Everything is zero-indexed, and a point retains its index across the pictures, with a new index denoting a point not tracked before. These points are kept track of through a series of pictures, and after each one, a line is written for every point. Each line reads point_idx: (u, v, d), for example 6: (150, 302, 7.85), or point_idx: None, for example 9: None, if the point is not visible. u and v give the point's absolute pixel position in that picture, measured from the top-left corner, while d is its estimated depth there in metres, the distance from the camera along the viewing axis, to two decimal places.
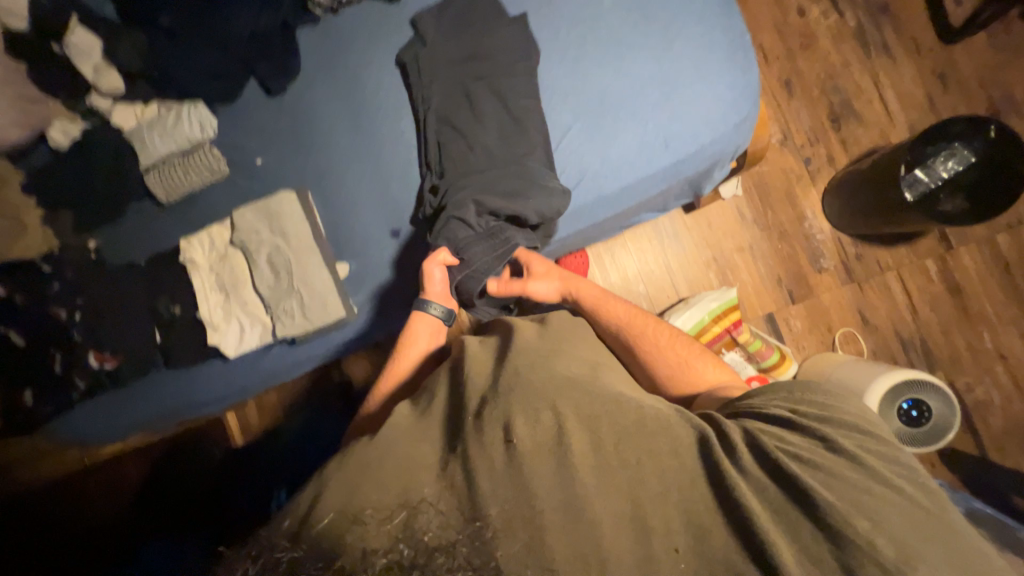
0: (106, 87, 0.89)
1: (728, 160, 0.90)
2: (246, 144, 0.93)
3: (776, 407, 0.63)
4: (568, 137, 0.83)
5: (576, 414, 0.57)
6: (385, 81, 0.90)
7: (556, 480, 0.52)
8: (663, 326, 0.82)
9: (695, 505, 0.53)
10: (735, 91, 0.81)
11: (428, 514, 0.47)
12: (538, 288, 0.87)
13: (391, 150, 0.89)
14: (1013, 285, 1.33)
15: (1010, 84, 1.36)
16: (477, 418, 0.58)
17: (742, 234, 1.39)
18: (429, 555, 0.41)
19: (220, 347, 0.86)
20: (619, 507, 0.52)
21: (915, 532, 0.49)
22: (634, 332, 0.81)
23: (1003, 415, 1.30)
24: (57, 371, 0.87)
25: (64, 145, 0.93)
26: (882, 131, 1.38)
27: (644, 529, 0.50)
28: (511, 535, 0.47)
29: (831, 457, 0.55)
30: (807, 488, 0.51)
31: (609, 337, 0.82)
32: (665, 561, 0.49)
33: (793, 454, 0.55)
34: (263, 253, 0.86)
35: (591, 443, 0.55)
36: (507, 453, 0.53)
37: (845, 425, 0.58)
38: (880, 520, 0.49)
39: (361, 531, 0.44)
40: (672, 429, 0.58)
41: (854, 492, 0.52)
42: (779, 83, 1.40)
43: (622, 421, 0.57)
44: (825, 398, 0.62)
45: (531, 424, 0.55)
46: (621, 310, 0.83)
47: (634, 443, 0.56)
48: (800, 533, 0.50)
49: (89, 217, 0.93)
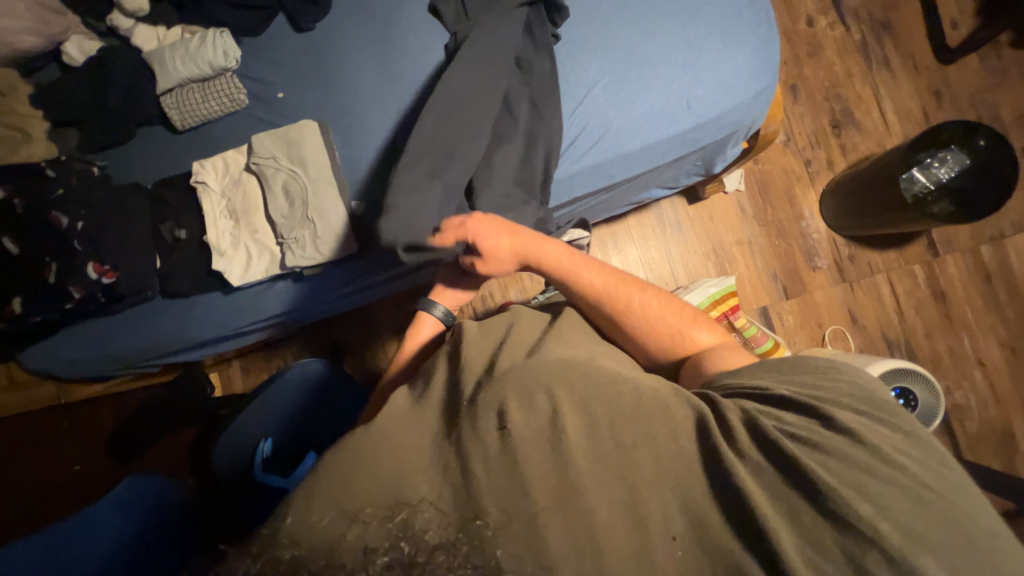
0: (130, 6, 0.90)
1: (742, 136, 0.95)
2: (268, 78, 0.93)
3: (779, 388, 0.57)
4: (594, 92, 0.88)
5: (570, 393, 0.51)
6: (417, 28, 0.92)
7: (549, 467, 0.47)
8: (649, 291, 0.76)
9: (691, 489, 0.48)
10: (756, 61, 0.88)
11: (428, 512, 0.43)
12: (497, 244, 0.76)
13: (417, 91, 0.90)
14: (993, 295, 1.40)
15: (997, 107, 1.45)
16: (471, 404, 0.52)
17: (742, 228, 1.42)
18: (431, 552, 0.38)
19: (225, 273, 0.86)
20: (615, 492, 0.47)
21: (916, 512, 0.46)
22: (614, 302, 0.74)
23: (979, 418, 1.35)
24: (50, 279, 0.81)
25: (78, 61, 0.91)
26: (878, 140, 1.44)
27: (637, 515, 0.46)
28: (509, 531, 0.43)
29: (833, 435, 0.51)
30: (810, 471, 0.47)
31: (586, 307, 0.76)
32: (660, 550, 0.45)
33: (792, 433, 0.51)
34: (279, 180, 0.87)
35: (586, 427, 0.50)
36: (501, 442, 0.47)
37: (842, 405, 0.54)
38: (884, 505, 0.46)
39: (362, 529, 0.41)
40: (667, 409, 0.52)
41: (854, 473, 0.48)
42: (785, 87, 1.46)
43: (616, 402, 0.52)
44: (826, 378, 0.58)
45: (527, 408, 0.50)
46: (596, 280, 0.75)
47: (630, 426, 0.50)
48: (800, 516, 0.46)
49: (96, 137, 0.91)
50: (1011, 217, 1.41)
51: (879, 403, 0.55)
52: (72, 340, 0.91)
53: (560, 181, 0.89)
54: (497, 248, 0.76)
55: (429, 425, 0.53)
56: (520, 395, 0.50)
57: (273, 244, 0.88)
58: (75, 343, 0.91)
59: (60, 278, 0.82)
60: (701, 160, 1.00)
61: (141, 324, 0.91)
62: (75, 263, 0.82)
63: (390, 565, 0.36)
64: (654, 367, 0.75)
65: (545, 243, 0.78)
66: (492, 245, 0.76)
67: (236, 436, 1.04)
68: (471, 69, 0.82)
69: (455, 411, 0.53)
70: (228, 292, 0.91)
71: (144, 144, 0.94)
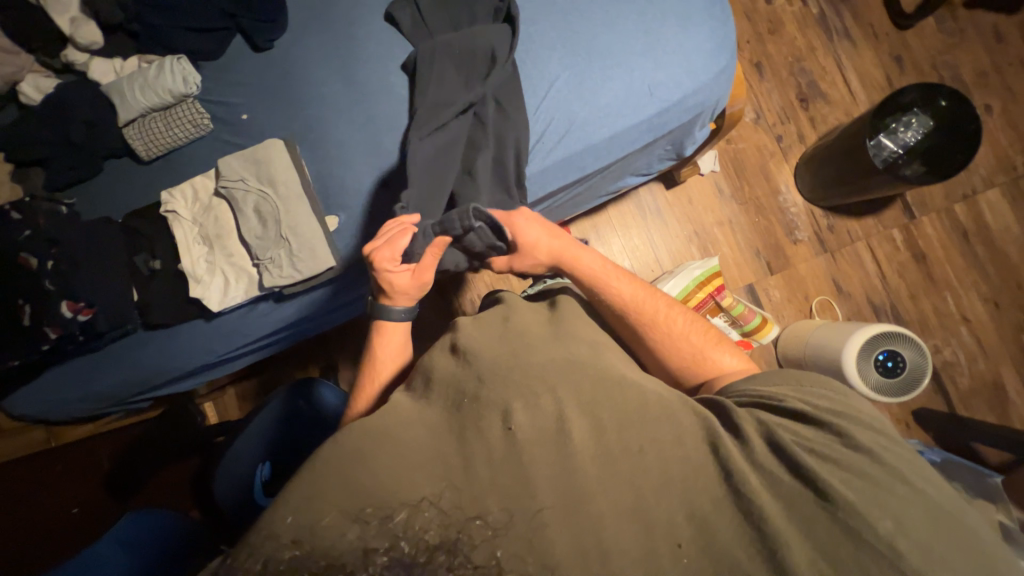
0: (83, 39, 0.90)
1: (709, 117, 0.96)
2: (231, 99, 0.93)
3: (791, 399, 0.53)
4: (558, 85, 0.88)
5: (575, 397, 0.49)
6: (376, 36, 0.92)
7: (556, 468, 0.44)
8: (678, 310, 0.73)
9: (699, 497, 0.43)
10: (714, 41, 0.89)
11: (427, 514, 0.41)
12: (533, 238, 0.77)
13: (382, 101, 0.91)
14: (972, 252, 1.42)
15: (958, 66, 1.47)
16: (474, 402, 0.50)
17: (720, 209, 1.43)
18: (431, 552, 0.38)
19: (203, 300, 0.86)
20: (621, 496, 0.43)
21: (937, 533, 0.40)
22: (641, 314, 0.71)
23: (969, 374, 1.37)
24: (25, 322, 0.81)
25: (36, 100, 0.91)
26: (846, 109, 1.46)
27: (647, 521, 0.42)
28: (512, 533, 0.41)
29: (850, 453, 0.46)
30: (822, 482, 0.42)
31: (607, 313, 0.73)
32: (665, 554, 0.41)
33: (809, 447, 0.46)
34: (249, 202, 0.87)
35: (592, 430, 0.47)
36: (507, 442, 0.45)
37: (860, 423, 0.49)
38: (904, 521, 0.40)
39: (361, 530, 0.40)
40: (671, 414, 0.49)
41: (875, 489, 0.42)
42: (751, 65, 1.47)
43: (625, 407, 0.49)
44: (840, 394, 0.53)
45: (532, 408, 0.48)
46: (626, 291, 0.73)
47: (635, 431, 0.47)
48: (811, 527, 0.41)
49: (60, 174, 0.90)
50: (981, 174, 1.44)
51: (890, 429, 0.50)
52: (53, 381, 0.90)
53: (535, 176, 0.89)
54: (530, 241, 0.77)
55: (429, 422, 0.51)
56: (526, 396, 0.49)
57: (250, 266, 0.88)
58: (62, 381, 0.90)
59: (35, 320, 0.81)
60: (671, 144, 1.01)
61: (128, 356, 0.90)
62: (49, 302, 0.81)
63: (390, 566, 0.36)
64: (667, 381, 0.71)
65: (584, 248, 0.77)
66: (527, 237, 0.77)
67: (227, 474, 0.97)
68: (433, 81, 0.85)
69: (457, 410, 0.51)
70: (210, 320, 0.90)
71: (110, 178, 0.93)
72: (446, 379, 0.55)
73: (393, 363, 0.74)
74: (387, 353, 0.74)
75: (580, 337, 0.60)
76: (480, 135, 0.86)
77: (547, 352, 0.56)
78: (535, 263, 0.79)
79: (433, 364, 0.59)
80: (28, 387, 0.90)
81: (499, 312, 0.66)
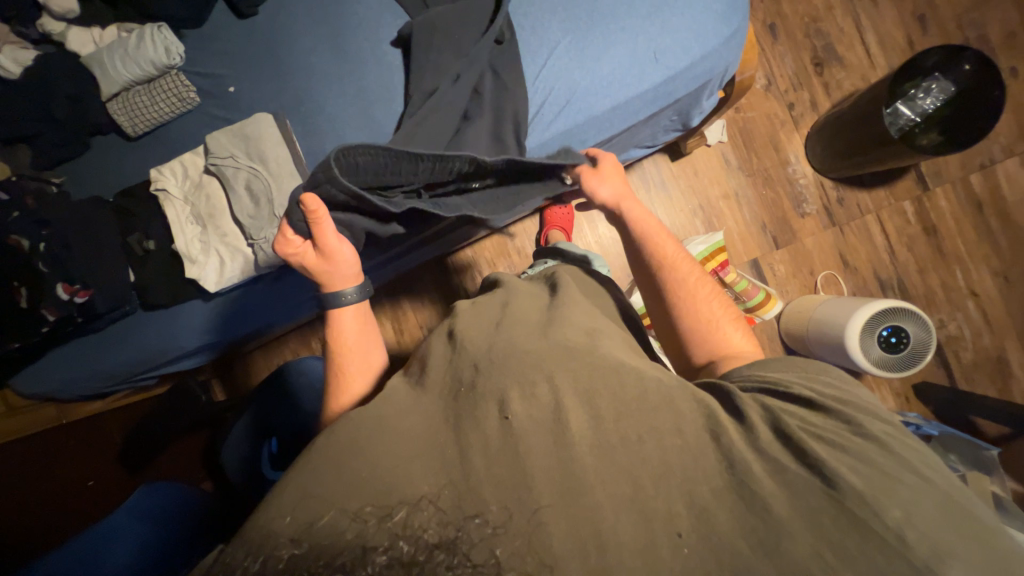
0: (57, 7, 0.86)
1: (717, 85, 0.92)
2: (217, 72, 0.89)
3: (800, 386, 0.52)
4: (558, 52, 0.83)
5: (573, 385, 0.48)
6: (366, 1, 0.88)
7: (554, 459, 0.44)
8: (707, 280, 0.70)
9: (698, 485, 0.43)
10: (725, 3, 0.84)
11: (428, 511, 0.42)
12: (601, 192, 0.78)
13: (375, 73, 0.87)
14: (985, 224, 1.38)
15: (984, 26, 1.39)
16: (470, 391, 0.50)
17: (727, 181, 1.39)
18: (430, 550, 0.39)
19: (200, 281, 0.85)
20: (619, 487, 0.43)
21: (947, 524, 0.40)
22: (672, 279, 0.70)
23: (974, 348, 1.36)
24: (23, 304, 0.80)
25: (14, 74, 0.87)
26: (863, 73, 1.39)
27: (645, 512, 0.42)
28: (512, 529, 0.41)
29: (861, 441, 0.45)
30: (828, 470, 0.42)
31: (640, 266, 0.73)
32: (663, 546, 0.40)
33: (817, 434, 0.46)
34: (240, 179, 0.84)
35: (591, 419, 0.46)
36: (502, 432, 0.45)
37: (865, 411, 0.49)
38: (912, 512, 0.40)
39: (360, 527, 0.41)
40: (671, 403, 0.48)
41: (885, 480, 0.42)
42: (764, 26, 1.39)
43: (625, 398, 0.48)
44: (843, 384, 0.53)
45: (529, 397, 0.47)
46: (670, 252, 0.72)
47: (635, 420, 0.46)
48: (817, 516, 0.41)
49: (49, 153, 0.88)
50: (1001, 142, 1.38)
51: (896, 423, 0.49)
52: (57, 362, 0.91)
53: (535, 151, 0.85)
54: (597, 194, 0.78)
55: (426, 409, 0.51)
56: (522, 384, 0.48)
57: (244, 246, 0.86)
58: (66, 363, 0.91)
59: (33, 302, 0.81)
60: (677, 115, 0.97)
61: (129, 337, 0.90)
62: (43, 285, 0.80)
63: (391, 566, 0.38)
64: (678, 357, 0.70)
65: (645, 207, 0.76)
66: (595, 191, 0.78)
67: (232, 449, 1.01)
68: (426, 50, 0.82)
69: (453, 398, 0.50)
70: (210, 301, 0.90)
71: (100, 156, 0.92)
72: (444, 363, 0.55)
73: (369, 354, 0.71)
74: (352, 347, 0.70)
75: (579, 320, 0.59)
76: (477, 106, 0.82)
77: (545, 336, 0.55)
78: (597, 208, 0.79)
79: (431, 347, 0.59)
80: (34, 368, 0.91)
81: (498, 297, 0.65)
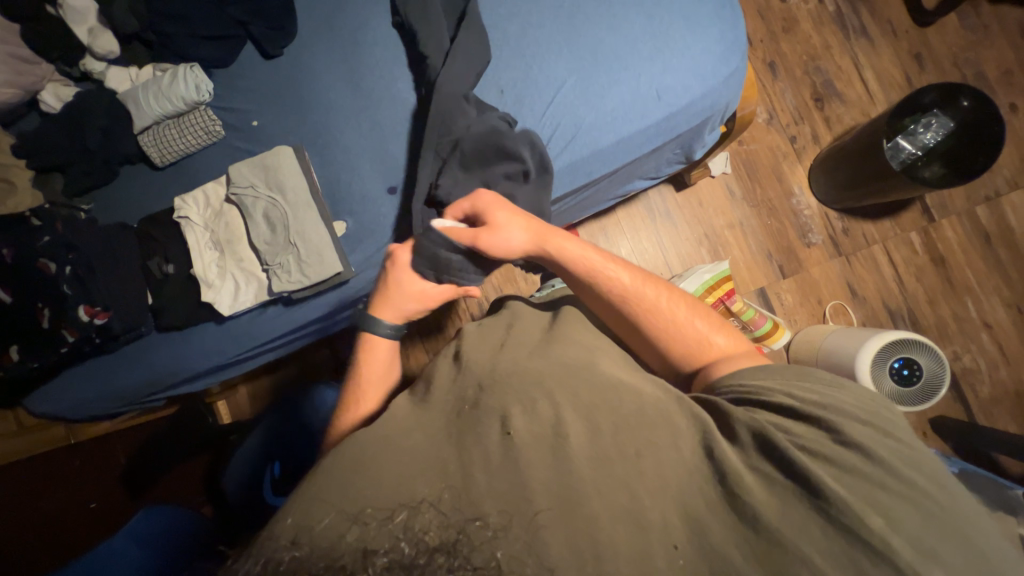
0: (100, 49, 0.92)
1: (719, 120, 0.95)
2: (242, 107, 0.95)
3: (779, 393, 0.53)
4: (563, 91, 0.88)
5: (572, 404, 0.50)
6: (382, 42, 0.93)
7: (552, 472, 0.44)
8: (672, 293, 0.67)
9: (692, 497, 0.44)
10: (723, 45, 0.88)
11: (428, 514, 0.41)
12: (507, 241, 0.69)
13: (389, 111, 0.91)
14: (994, 255, 1.37)
15: (981, 64, 1.43)
16: (475, 406, 0.52)
17: (732, 210, 1.41)
18: (430, 554, 0.36)
19: (214, 304, 0.88)
20: (616, 498, 0.43)
21: (930, 529, 0.41)
22: (636, 307, 0.66)
23: (991, 382, 1.33)
24: (45, 326, 0.84)
25: (56, 108, 0.95)
26: (863, 108, 1.43)
27: (640, 522, 0.42)
28: (511, 533, 0.40)
29: (847, 453, 0.46)
30: (819, 482, 0.43)
31: (596, 295, 0.68)
32: (660, 557, 0.41)
33: (804, 447, 0.46)
34: (259, 208, 0.89)
35: (589, 432, 0.48)
36: (503, 447, 0.46)
37: (856, 418, 0.48)
38: (895, 518, 0.41)
39: (360, 531, 0.40)
40: (669, 419, 0.50)
41: (868, 487, 0.43)
42: (763, 64, 1.44)
43: (620, 411, 0.49)
44: (836, 387, 0.52)
45: (530, 414, 0.49)
46: (623, 277, 0.67)
47: (632, 436, 0.47)
48: (806, 521, 0.42)
49: (82, 181, 0.94)
50: (1005, 175, 1.39)
51: (899, 423, 0.49)
52: (71, 382, 0.92)
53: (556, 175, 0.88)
54: (507, 247, 0.69)
55: (432, 425, 0.52)
56: (524, 402, 0.50)
57: (259, 271, 0.90)
58: (78, 382, 0.92)
59: (54, 323, 0.84)
60: (681, 148, 1.00)
61: (142, 359, 0.92)
62: (65, 307, 0.83)
63: (390, 567, 0.34)
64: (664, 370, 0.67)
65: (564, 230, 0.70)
66: (494, 242, 0.69)
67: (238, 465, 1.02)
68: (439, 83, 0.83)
69: (457, 414, 0.52)
70: (220, 322, 0.92)
71: (126, 183, 0.97)
72: (447, 385, 0.57)
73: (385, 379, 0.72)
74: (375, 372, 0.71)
75: (581, 340, 0.60)
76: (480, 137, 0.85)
77: (547, 357, 0.57)
78: (517, 249, 0.70)
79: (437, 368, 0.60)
80: (47, 391, 0.92)
81: (502, 319, 0.67)
